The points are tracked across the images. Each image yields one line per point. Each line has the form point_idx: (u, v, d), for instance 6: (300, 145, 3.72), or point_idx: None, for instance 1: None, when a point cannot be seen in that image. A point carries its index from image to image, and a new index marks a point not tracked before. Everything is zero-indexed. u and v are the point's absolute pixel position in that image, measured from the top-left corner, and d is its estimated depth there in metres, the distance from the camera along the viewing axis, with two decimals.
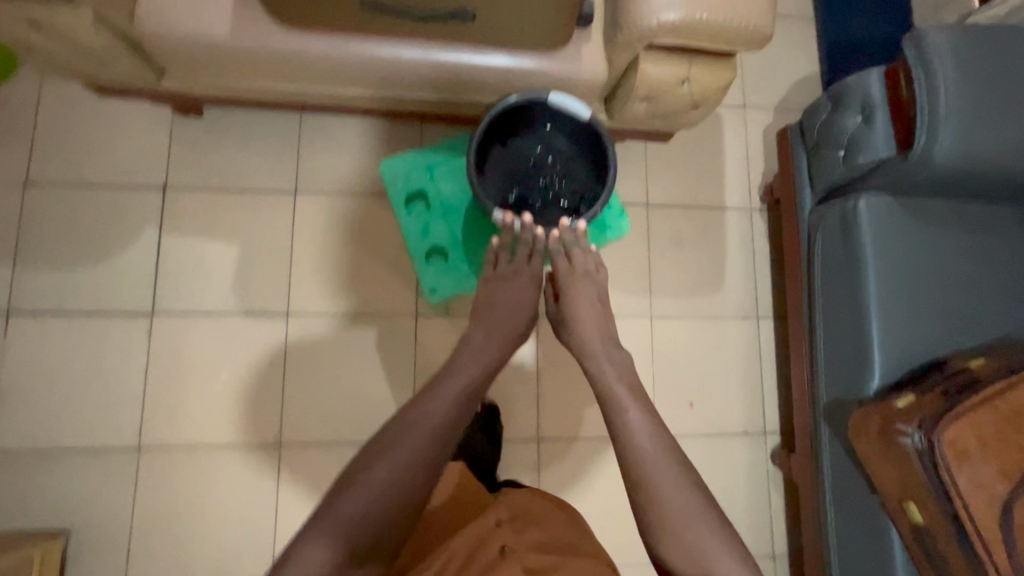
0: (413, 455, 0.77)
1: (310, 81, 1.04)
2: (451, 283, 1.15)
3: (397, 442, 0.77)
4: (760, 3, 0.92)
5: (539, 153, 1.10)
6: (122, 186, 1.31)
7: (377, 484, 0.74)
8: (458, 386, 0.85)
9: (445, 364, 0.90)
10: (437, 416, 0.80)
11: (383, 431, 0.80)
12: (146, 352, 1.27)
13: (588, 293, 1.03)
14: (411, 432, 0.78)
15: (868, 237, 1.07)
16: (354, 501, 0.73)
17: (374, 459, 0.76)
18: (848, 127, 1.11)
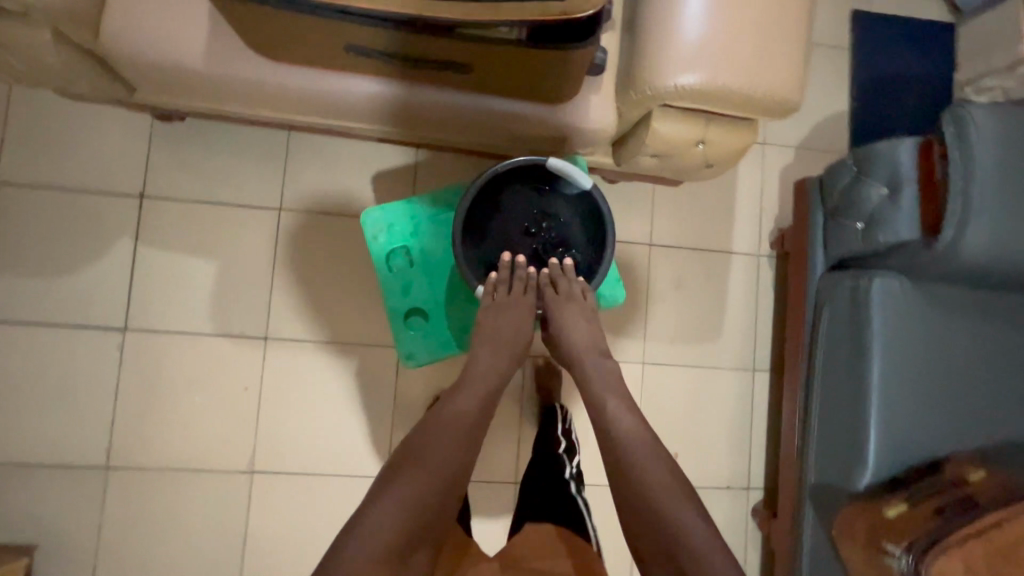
0: (448, 456, 0.79)
1: (294, 111, 0.96)
2: (430, 348, 1.02)
3: (430, 442, 0.80)
4: (788, 72, 0.84)
5: (536, 219, 1.04)
6: (98, 193, 1.24)
7: (417, 481, 0.77)
8: (476, 395, 0.86)
9: (461, 378, 0.89)
10: (464, 421, 0.82)
11: (422, 424, 0.83)
12: (117, 368, 1.22)
13: (578, 316, 0.96)
14: (443, 434, 0.80)
15: (878, 320, 1.00)
16: (399, 496, 0.76)
17: (411, 460, 0.78)
18: (872, 200, 1.03)
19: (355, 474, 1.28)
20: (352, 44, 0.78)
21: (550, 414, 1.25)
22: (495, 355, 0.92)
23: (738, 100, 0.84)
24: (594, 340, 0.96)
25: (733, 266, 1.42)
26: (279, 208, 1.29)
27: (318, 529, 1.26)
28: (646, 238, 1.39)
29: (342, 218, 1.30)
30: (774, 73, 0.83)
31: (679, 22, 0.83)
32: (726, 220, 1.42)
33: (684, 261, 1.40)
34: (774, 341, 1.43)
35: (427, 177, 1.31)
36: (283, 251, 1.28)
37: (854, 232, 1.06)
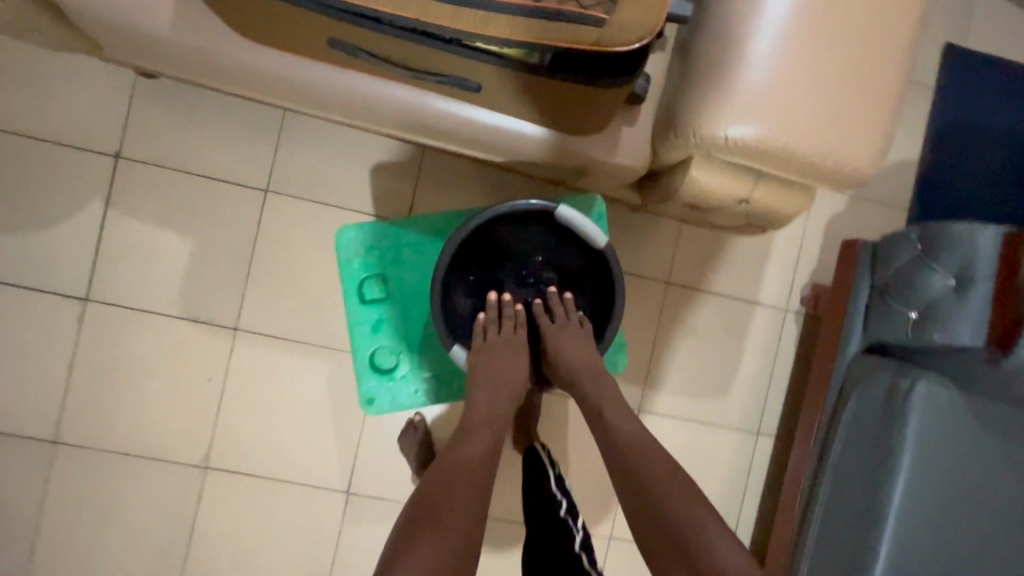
0: (472, 509, 0.66)
1: (276, 93, 0.84)
2: (396, 396, 1.04)
3: (448, 493, 0.67)
4: (858, 134, 0.70)
5: (536, 265, 0.98)
6: (71, 147, 1.13)
7: (444, 537, 0.62)
8: (483, 443, 0.75)
9: (460, 429, 0.78)
10: (478, 468, 0.71)
11: (428, 481, 0.70)
12: (73, 341, 1.14)
13: (576, 342, 0.89)
14: (459, 484, 0.68)
15: (913, 428, 0.87)
16: (428, 552, 0.60)
17: (433, 517, 0.64)
18: (934, 290, 0.89)
19: (314, 485, 1.19)
20: (335, 40, 0.67)
21: (534, 460, 1.01)
22: (491, 405, 0.81)
23: (799, 165, 0.70)
24: (597, 365, 0.87)
25: (755, 318, 1.26)
26: (265, 188, 1.16)
27: (268, 537, 1.18)
28: (663, 274, 1.23)
29: (332, 209, 1.17)
30: (850, 139, 0.69)
31: (746, 62, 0.68)
32: (757, 266, 1.25)
33: (702, 305, 1.24)
34: (787, 406, 1.27)
35: (431, 175, 1.18)
36: (264, 236, 1.17)
37: (904, 321, 0.92)
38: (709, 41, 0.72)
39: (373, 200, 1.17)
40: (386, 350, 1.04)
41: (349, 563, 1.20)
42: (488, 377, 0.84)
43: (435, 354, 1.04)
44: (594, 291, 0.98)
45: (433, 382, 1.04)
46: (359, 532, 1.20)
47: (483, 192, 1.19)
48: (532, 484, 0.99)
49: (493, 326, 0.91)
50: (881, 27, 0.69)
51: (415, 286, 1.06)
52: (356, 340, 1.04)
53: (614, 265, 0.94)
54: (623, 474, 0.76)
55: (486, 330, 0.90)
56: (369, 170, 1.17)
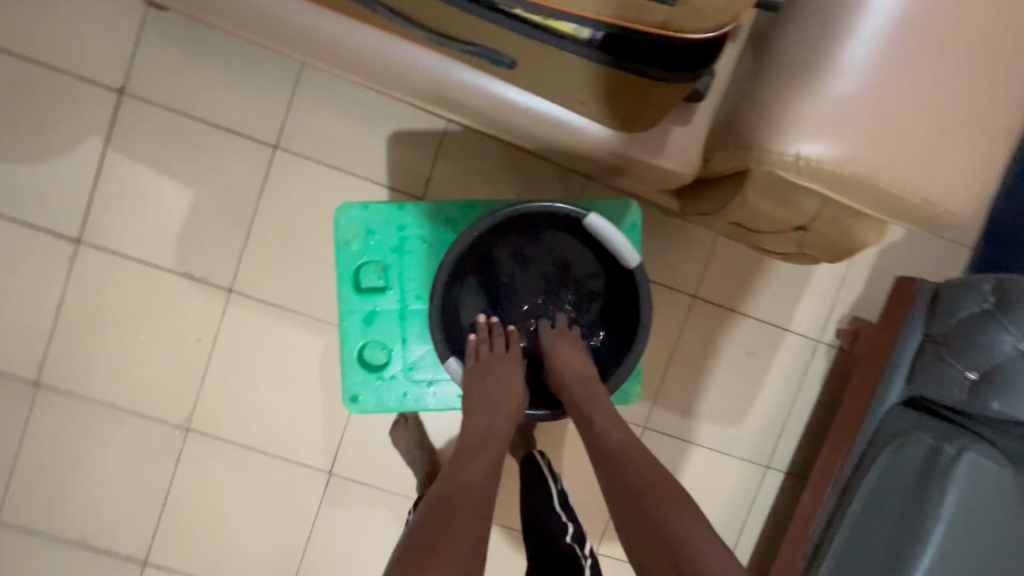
0: (472, 535, 0.57)
1: (285, 39, 0.74)
2: (381, 397, 0.95)
3: (445, 521, 0.58)
4: (954, 171, 0.59)
5: (548, 270, 0.89)
6: (75, 76, 1.05)
7: (442, 571, 0.53)
8: (486, 461, 0.67)
9: (461, 448, 0.69)
10: (479, 489, 0.62)
11: (422, 513, 0.60)
12: (62, 282, 1.09)
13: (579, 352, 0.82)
14: (457, 509, 0.59)
15: (951, 500, 0.78)
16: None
17: (428, 550, 0.54)
18: (1002, 352, 0.79)
19: (295, 460, 1.15)
20: None
21: (535, 475, 0.92)
22: (491, 421, 0.72)
23: (876, 200, 0.60)
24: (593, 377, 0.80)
25: (783, 346, 1.16)
26: (274, 144, 1.08)
27: (243, 507, 1.15)
28: (690, 287, 1.13)
29: (343, 175, 1.09)
30: (945, 176, 0.59)
31: (842, 70, 0.57)
32: (794, 291, 1.14)
33: (728, 325, 1.14)
34: (803, 443, 1.17)
35: (453, 151, 1.08)
36: (268, 196, 1.09)
37: (960, 380, 0.82)
38: (795, 38, 0.62)
39: (387, 170, 1.08)
40: (379, 345, 0.95)
41: (323, 543, 1.16)
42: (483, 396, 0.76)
43: (430, 359, 0.96)
44: (610, 308, 0.89)
45: (423, 388, 0.96)
46: (336, 514, 1.16)
47: (507, 175, 1.09)
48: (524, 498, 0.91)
49: (486, 343, 0.83)
50: (999, 46, 0.58)
51: (419, 280, 0.96)
52: (346, 330, 0.95)
53: (642, 281, 0.82)
54: (608, 470, 0.68)
55: (478, 347, 0.82)
56: (386, 137, 1.08)
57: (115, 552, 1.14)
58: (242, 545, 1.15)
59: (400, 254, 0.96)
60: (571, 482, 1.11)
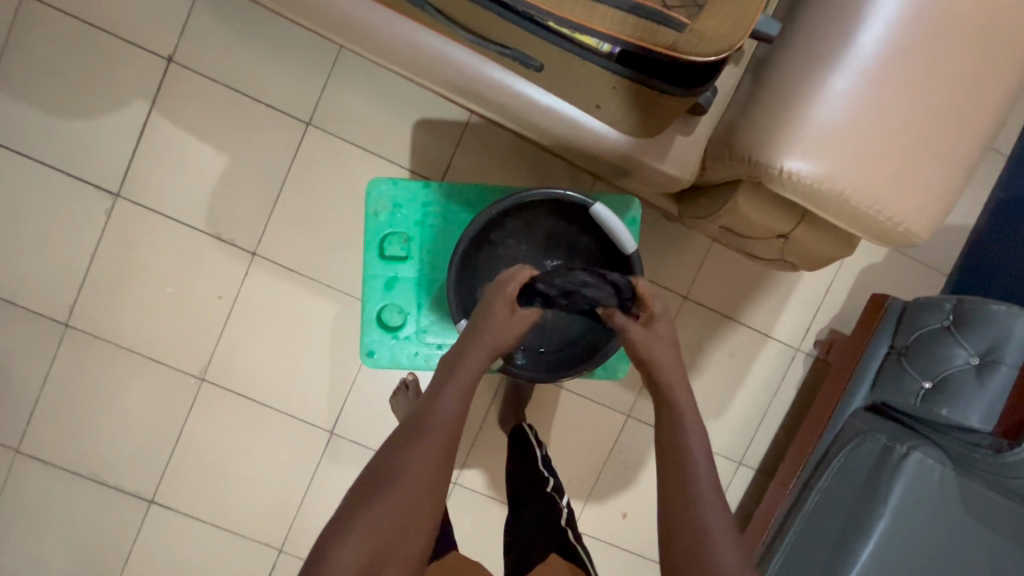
0: (431, 469, 0.57)
1: (332, 23, 0.82)
2: (395, 356, 1.03)
3: (405, 453, 0.58)
4: (916, 195, 0.67)
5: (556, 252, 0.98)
6: (128, 41, 1.13)
7: (395, 501, 0.55)
8: (461, 390, 0.63)
9: (439, 374, 0.67)
10: (448, 421, 0.60)
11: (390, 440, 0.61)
12: (98, 231, 1.16)
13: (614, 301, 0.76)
14: (422, 441, 0.59)
15: (896, 493, 0.85)
16: (375, 520, 0.54)
17: (386, 481, 0.56)
18: (954, 365, 0.87)
19: (300, 418, 1.23)
20: None
21: (523, 441, 1.01)
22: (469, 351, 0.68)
23: (848, 213, 0.68)
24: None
25: (763, 351, 1.24)
26: (307, 121, 1.16)
27: (247, 457, 1.23)
28: (682, 288, 1.21)
29: (369, 155, 1.17)
30: (908, 197, 0.67)
31: (824, 98, 0.66)
32: (777, 300, 1.23)
33: (714, 326, 1.23)
34: (774, 443, 1.26)
35: (473, 142, 1.17)
36: (297, 169, 1.17)
37: (915, 389, 0.90)
38: (787, 67, 0.70)
39: (410, 154, 1.16)
40: (396, 308, 1.03)
41: (319, 498, 1.24)
42: (467, 332, 0.71)
43: (443, 324, 1.04)
44: None
45: (434, 350, 1.04)
46: (334, 471, 1.24)
47: (521, 169, 1.17)
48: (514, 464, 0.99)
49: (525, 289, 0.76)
50: (963, 90, 0.66)
51: (438, 252, 1.04)
52: (367, 294, 1.03)
53: (637, 266, 0.89)
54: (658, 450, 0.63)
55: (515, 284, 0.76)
56: (412, 124, 1.16)
57: (124, 489, 1.21)
58: (243, 493, 1.23)
59: (422, 227, 1.04)
60: (555, 459, 1.19)
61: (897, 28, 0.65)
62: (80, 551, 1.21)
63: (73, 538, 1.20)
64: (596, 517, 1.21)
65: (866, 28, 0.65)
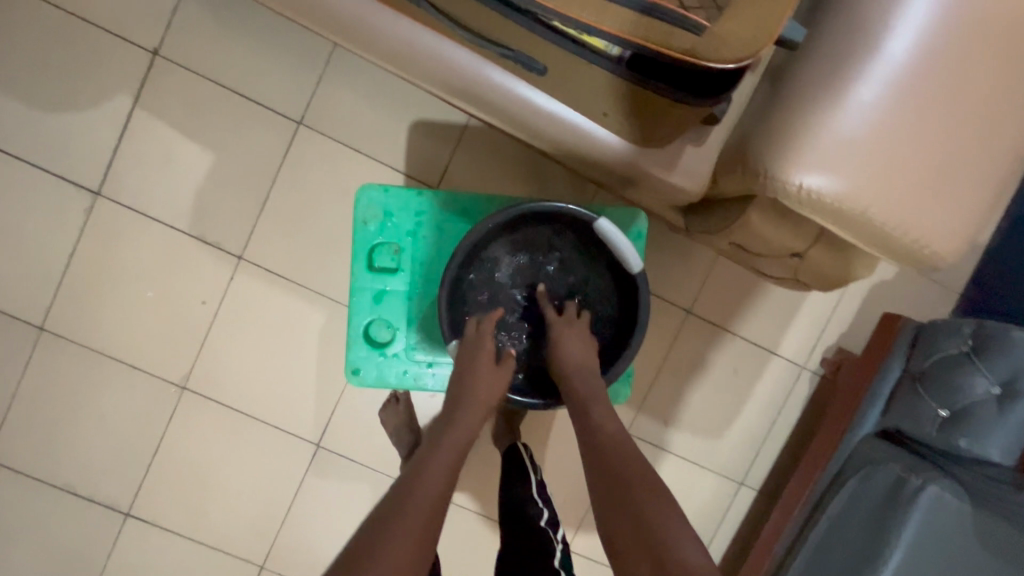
0: (418, 537, 0.54)
1: (323, 19, 0.77)
2: (382, 373, 0.98)
3: (389, 525, 0.54)
4: (943, 217, 0.62)
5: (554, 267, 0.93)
6: (112, 33, 1.08)
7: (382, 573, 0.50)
8: (447, 461, 0.64)
9: (428, 441, 0.69)
10: (441, 478, 0.61)
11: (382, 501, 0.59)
12: (77, 232, 1.11)
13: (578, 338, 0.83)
14: (413, 494, 0.58)
15: (909, 529, 0.80)
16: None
17: (381, 532, 0.54)
18: (973, 394, 0.82)
19: (286, 429, 1.18)
20: None
21: (516, 467, 0.94)
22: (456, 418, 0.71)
23: (868, 235, 0.64)
24: (591, 367, 0.80)
25: (769, 368, 1.19)
26: (298, 120, 1.11)
27: (229, 469, 1.18)
28: (686, 302, 1.16)
29: (363, 157, 1.12)
30: (934, 219, 0.62)
31: (848, 110, 0.61)
32: (784, 317, 1.18)
33: (717, 342, 1.18)
34: (777, 465, 1.21)
35: (472, 146, 1.12)
36: (287, 170, 1.12)
37: (932, 417, 0.85)
38: (807, 75, 0.65)
39: (406, 157, 1.12)
40: (384, 323, 0.98)
41: (304, 513, 1.19)
42: (451, 404, 0.74)
43: (434, 341, 0.99)
44: (613, 312, 0.91)
45: (423, 368, 0.99)
46: (320, 485, 1.19)
47: (521, 175, 1.12)
48: (508, 488, 0.93)
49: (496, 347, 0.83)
50: (996, 105, 0.62)
51: (430, 265, 0.99)
52: (355, 307, 0.98)
53: (643, 288, 0.85)
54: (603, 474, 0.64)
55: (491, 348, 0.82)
56: (408, 125, 1.11)
57: (99, 500, 1.16)
58: (224, 507, 1.18)
59: (415, 238, 0.99)
60: (550, 477, 1.14)
61: (929, 36, 0.60)
62: (52, 564, 1.15)
63: (45, 551, 1.15)
64: (591, 538, 1.16)
65: (895, 36, 0.61)
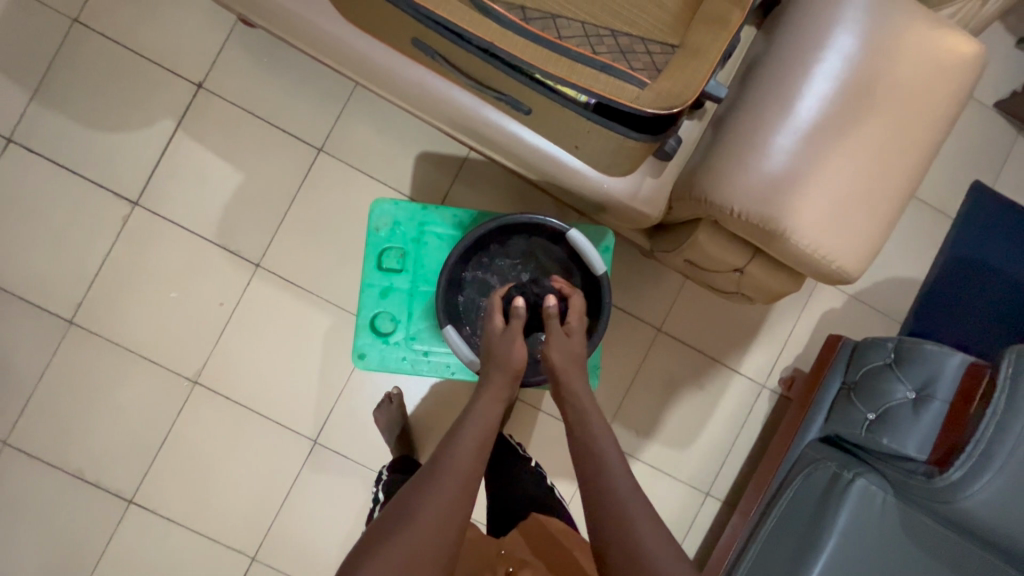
0: (447, 509, 0.61)
1: (352, 65, 0.94)
2: (384, 357, 1.11)
3: (423, 493, 0.62)
4: (844, 239, 0.77)
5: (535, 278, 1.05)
6: (164, 68, 1.25)
7: (419, 539, 0.58)
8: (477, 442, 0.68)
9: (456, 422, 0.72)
10: (452, 450, 0.66)
11: (411, 486, 0.64)
12: (113, 237, 1.24)
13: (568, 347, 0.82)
14: (434, 485, 0.63)
15: (842, 519, 0.91)
16: (395, 552, 0.57)
17: (405, 516, 0.60)
18: (893, 399, 0.94)
19: (287, 426, 1.27)
20: (420, 40, 0.77)
21: (504, 445, 1.11)
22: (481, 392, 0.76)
23: (788, 251, 0.78)
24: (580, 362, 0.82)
25: (731, 385, 1.32)
26: (319, 147, 1.27)
27: (230, 461, 1.26)
28: (656, 321, 1.30)
29: (374, 182, 1.27)
30: (838, 240, 0.77)
31: (766, 151, 0.77)
32: (744, 338, 1.32)
33: (684, 358, 1.31)
34: (739, 476, 1.31)
35: (470, 176, 1.28)
36: (306, 190, 1.27)
37: (861, 420, 0.97)
38: (737, 123, 0.81)
39: (412, 183, 1.27)
40: (388, 316, 1.11)
41: (298, 506, 1.27)
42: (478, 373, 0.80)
43: (430, 331, 1.11)
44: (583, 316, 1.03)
45: (420, 356, 1.11)
46: (315, 479, 1.27)
47: (512, 203, 1.28)
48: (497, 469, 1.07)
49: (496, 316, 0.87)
50: (885, 152, 0.77)
51: (430, 267, 1.12)
52: (364, 300, 1.11)
53: (606, 289, 0.97)
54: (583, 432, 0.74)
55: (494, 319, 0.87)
56: (416, 156, 1.27)
57: (105, 486, 1.23)
58: (222, 498, 1.26)
59: (418, 243, 1.12)
60: None
61: (829, 97, 0.76)
62: (54, 546, 1.22)
63: (49, 534, 1.22)
64: None
65: (805, 96, 0.77)
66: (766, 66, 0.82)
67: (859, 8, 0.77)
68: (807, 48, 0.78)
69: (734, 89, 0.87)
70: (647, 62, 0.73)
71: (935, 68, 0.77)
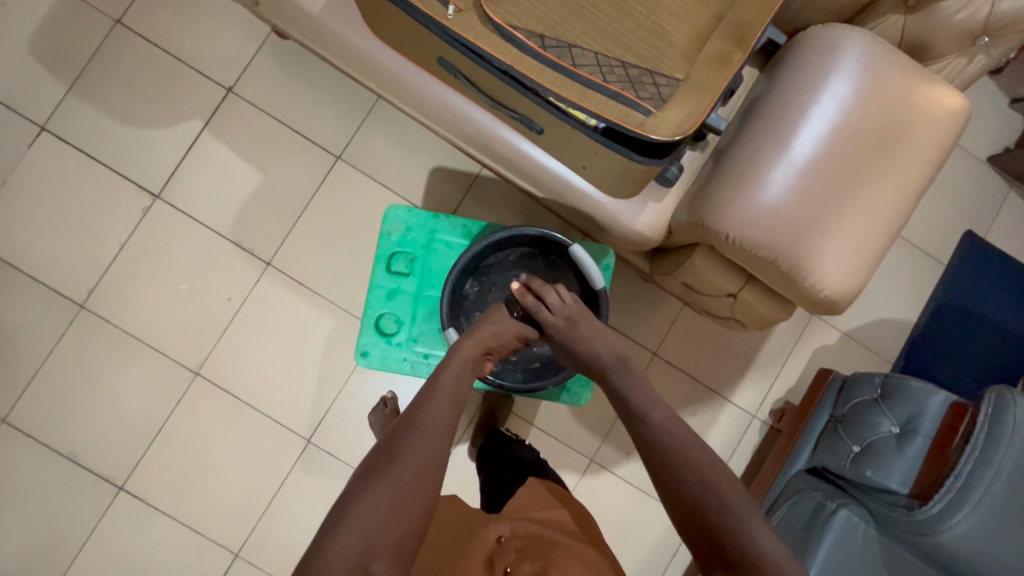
0: (428, 454, 0.64)
1: (376, 77, 0.99)
2: (386, 356, 1.14)
3: (407, 438, 0.65)
4: (835, 271, 0.81)
5: None
6: (197, 71, 1.32)
7: (399, 487, 0.61)
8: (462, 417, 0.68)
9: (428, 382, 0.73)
10: (442, 423, 0.67)
11: (388, 437, 0.66)
12: (131, 227, 1.29)
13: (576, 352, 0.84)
14: (414, 432, 0.65)
15: (824, 548, 0.93)
16: (376, 503, 0.59)
17: (389, 461, 0.62)
18: (878, 432, 0.96)
19: (283, 424, 1.29)
20: (445, 59, 0.83)
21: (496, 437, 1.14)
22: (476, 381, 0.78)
23: (782, 278, 0.83)
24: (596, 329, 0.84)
25: (723, 413, 1.33)
26: (337, 155, 1.32)
27: (222, 456, 1.27)
28: (653, 344, 1.32)
29: (387, 192, 1.32)
30: (830, 271, 0.81)
31: (763, 184, 0.82)
32: (737, 368, 1.34)
33: (677, 382, 1.33)
34: None
35: (481, 192, 1.33)
36: (321, 194, 1.31)
37: (847, 451, 1.00)
38: (737, 156, 0.86)
39: (423, 195, 1.32)
40: (393, 317, 1.15)
41: (285, 504, 1.27)
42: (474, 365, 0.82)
43: (432, 335, 1.15)
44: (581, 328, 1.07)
45: (420, 358, 1.15)
46: (305, 479, 1.28)
47: (519, 221, 1.33)
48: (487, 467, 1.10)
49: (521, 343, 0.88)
50: (875, 191, 0.82)
51: (437, 274, 1.16)
52: (371, 300, 1.15)
53: (604, 304, 1.00)
54: None
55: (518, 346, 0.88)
56: (429, 170, 1.33)
57: (96, 472, 1.24)
58: (211, 492, 1.26)
59: (426, 249, 1.17)
60: None
61: (823, 136, 0.81)
62: (39, 530, 1.22)
63: (35, 517, 1.22)
64: None
65: (801, 135, 0.82)
66: (766, 106, 0.87)
67: (855, 58, 0.83)
68: (806, 92, 0.83)
69: (735, 125, 0.92)
70: (654, 93, 0.76)
71: (924, 117, 0.83)
